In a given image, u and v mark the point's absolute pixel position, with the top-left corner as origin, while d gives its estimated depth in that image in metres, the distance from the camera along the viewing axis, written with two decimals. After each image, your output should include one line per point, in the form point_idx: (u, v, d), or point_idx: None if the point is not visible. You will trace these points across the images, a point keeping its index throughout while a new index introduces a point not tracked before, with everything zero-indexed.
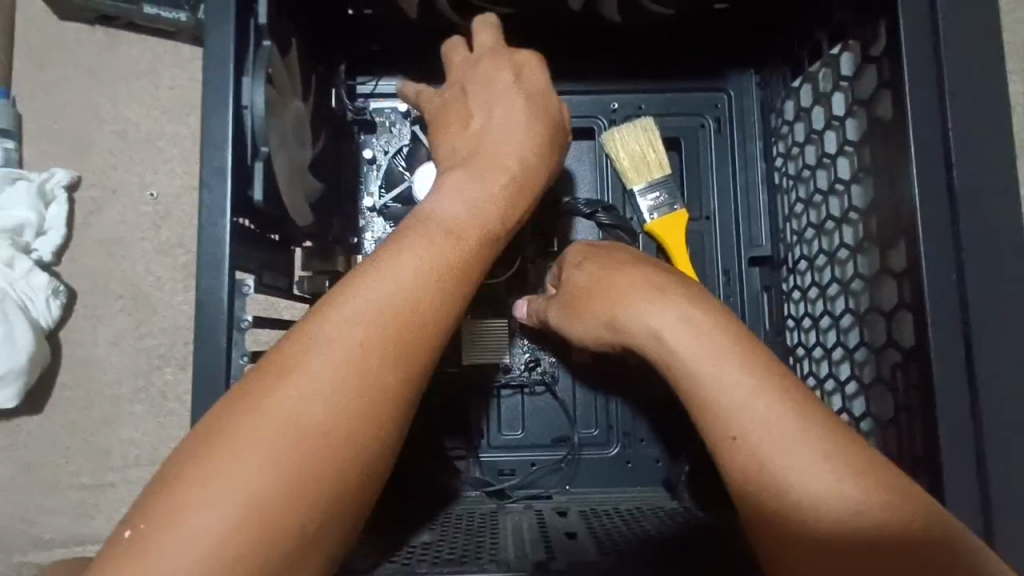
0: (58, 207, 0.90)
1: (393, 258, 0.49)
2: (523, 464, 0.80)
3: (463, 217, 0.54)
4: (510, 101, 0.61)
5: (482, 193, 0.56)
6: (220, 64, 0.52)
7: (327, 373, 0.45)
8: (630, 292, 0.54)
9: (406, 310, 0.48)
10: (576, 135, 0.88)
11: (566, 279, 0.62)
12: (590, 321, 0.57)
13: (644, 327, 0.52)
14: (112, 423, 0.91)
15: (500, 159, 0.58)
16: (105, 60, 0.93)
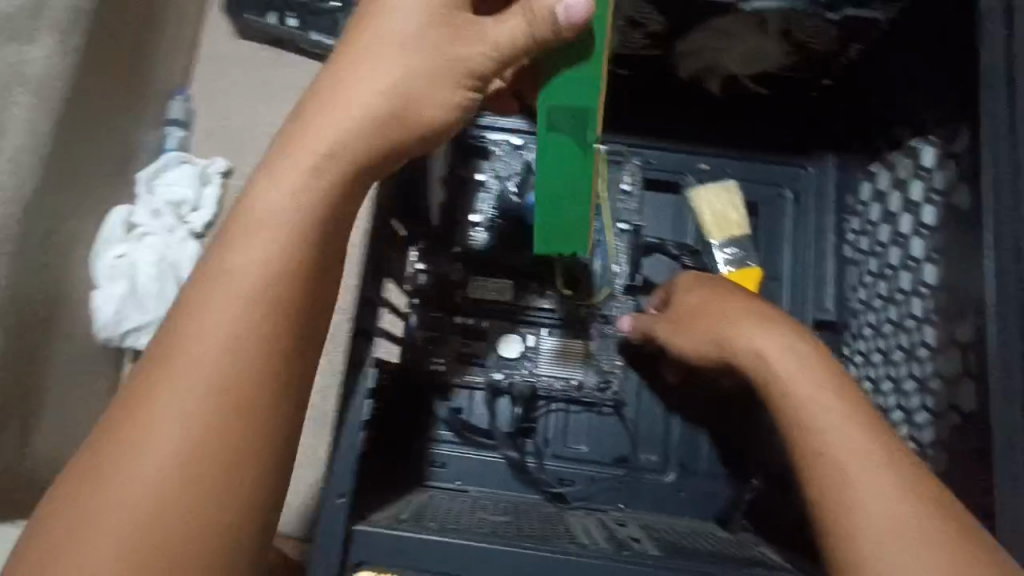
0: (213, 189, 1.03)
1: (227, 263, 0.50)
2: (583, 478, 0.86)
3: (298, 193, 0.51)
4: (359, 51, 0.54)
5: (302, 181, 0.51)
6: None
7: (178, 383, 0.48)
8: (737, 317, 0.63)
9: (250, 312, 0.49)
10: (664, 187, 0.95)
11: (676, 300, 0.72)
12: (698, 339, 0.67)
13: (752, 348, 0.61)
14: None
15: (334, 119, 0.52)
16: (269, 74, 1.09)
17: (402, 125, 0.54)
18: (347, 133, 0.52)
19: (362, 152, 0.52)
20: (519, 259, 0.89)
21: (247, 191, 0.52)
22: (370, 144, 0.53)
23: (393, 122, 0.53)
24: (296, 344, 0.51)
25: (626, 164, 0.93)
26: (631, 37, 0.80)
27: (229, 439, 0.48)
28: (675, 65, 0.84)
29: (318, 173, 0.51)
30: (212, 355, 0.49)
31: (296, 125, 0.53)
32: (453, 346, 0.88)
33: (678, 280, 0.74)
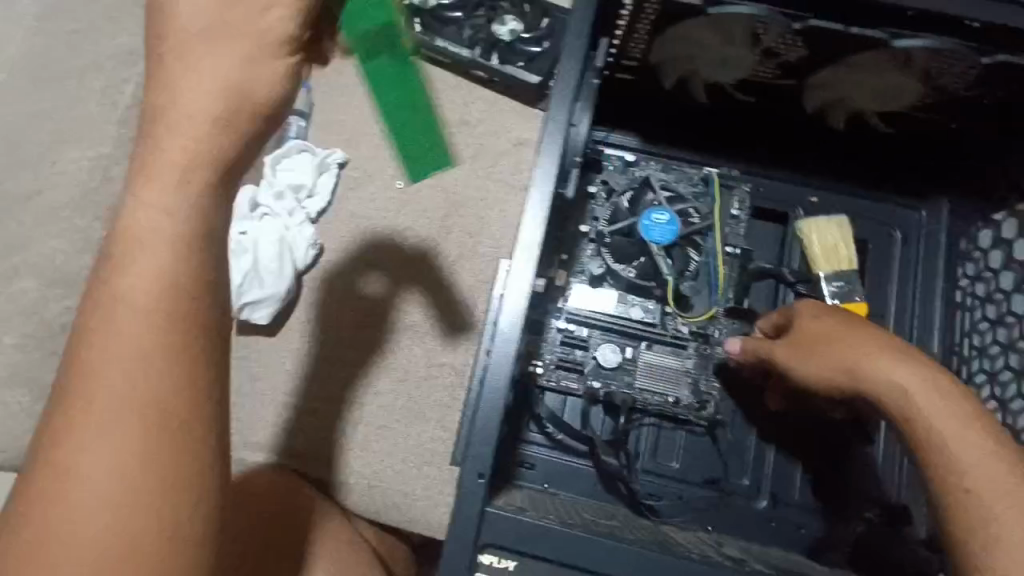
0: (330, 178, 1.04)
1: (116, 284, 0.45)
2: (671, 494, 0.86)
3: (158, 216, 0.45)
4: (171, 49, 0.46)
5: (154, 192, 0.45)
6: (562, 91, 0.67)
7: (106, 427, 0.44)
8: (874, 348, 0.60)
9: (146, 348, 0.45)
10: (771, 216, 0.96)
11: (795, 326, 0.68)
12: (827, 367, 0.63)
13: (894, 382, 0.58)
14: (321, 361, 0.98)
15: (193, 117, 0.45)
16: (389, 72, 1.10)
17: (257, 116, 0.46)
18: (211, 136, 0.45)
19: (205, 156, 0.45)
20: (627, 272, 0.90)
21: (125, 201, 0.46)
22: (223, 136, 0.45)
23: (244, 106, 0.46)
24: (203, 348, 0.46)
25: (736, 189, 0.93)
26: (763, 67, 0.81)
27: (157, 480, 0.45)
28: (804, 95, 0.85)
29: (183, 185, 0.45)
30: (107, 400, 0.44)
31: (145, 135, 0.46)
32: (552, 352, 0.89)
33: (796, 304, 0.71)
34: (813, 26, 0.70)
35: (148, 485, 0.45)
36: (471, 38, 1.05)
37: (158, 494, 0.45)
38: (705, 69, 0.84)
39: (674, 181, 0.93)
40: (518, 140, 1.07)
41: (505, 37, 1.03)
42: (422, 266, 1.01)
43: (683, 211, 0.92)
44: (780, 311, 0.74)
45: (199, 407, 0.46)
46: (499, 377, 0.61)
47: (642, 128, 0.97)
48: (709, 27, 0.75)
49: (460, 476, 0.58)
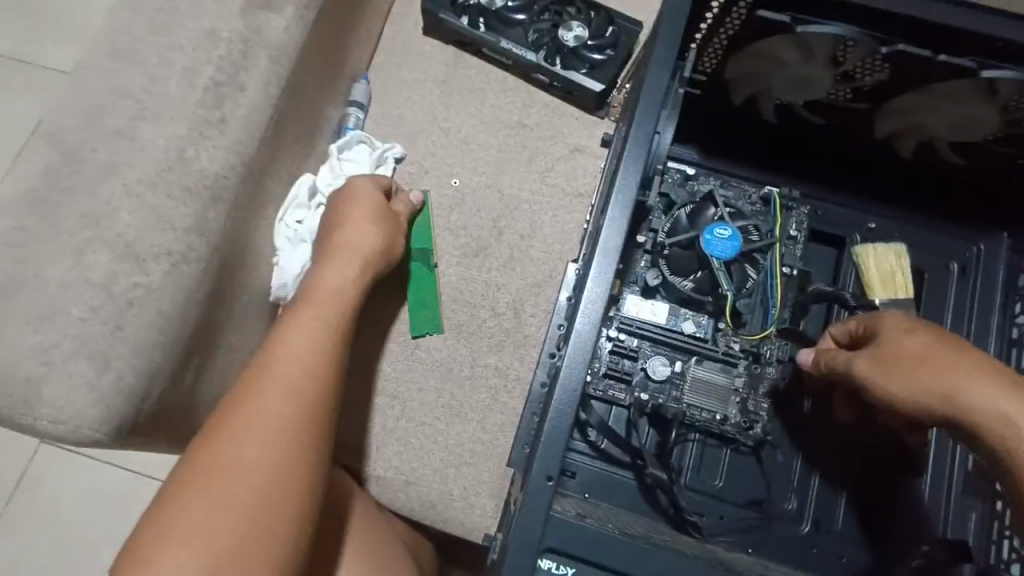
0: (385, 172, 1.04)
1: (295, 325, 0.77)
2: (714, 513, 0.85)
3: (338, 284, 0.84)
4: (348, 208, 0.92)
5: (339, 269, 0.86)
6: (651, 101, 0.69)
7: (265, 421, 0.68)
8: (970, 372, 0.61)
9: (307, 361, 0.74)
10: (828, 240, 0.96)
11: (879, 339, 0.69)
12: (919, 386, 0.63)
13: (995, 409, 0.58)
14: (365, 352, 0.96)
15: (361, 240, 0.89)
16: (450, 74, 1.13)
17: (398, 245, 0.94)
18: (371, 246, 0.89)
19: (371, 258, 0.89)
20: (684, 284, 0.89)
21: (312, 277, 0.84)
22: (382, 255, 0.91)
23: (393, 240, 0.92)
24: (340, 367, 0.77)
25: (796, 209, 0.93)
26: (837, 89, 0.81)
27: (288, 459, 0.67)
28: (875, 121, 0.85)
29: (359, 270, 0.87)
30: (268, 393, 0.70)
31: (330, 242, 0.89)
32: (602, 359, 0.89)
33: (879, 316, 0.71)
34: (901, 50, 0.72)
35: (286, 451, 0.67)
36: (535, 41, 1.08)
37: (295, 455, 0.67)
38: (776, 88, 0.85)
39: (735, 199, 0.93)
40: (574, 146, 1.08)
41: (570, 42, 1.07)
42: (472, 264, 1.00)
43: (744, 228, 0.91)
44: (860, 319, 0.74)
45: (326, 408, 0.72)
46: (574, 376, 0.61)
47: (702, 143, 0.98)
48: (792, 45, 0.76)
49: (529, 475, 0.58)
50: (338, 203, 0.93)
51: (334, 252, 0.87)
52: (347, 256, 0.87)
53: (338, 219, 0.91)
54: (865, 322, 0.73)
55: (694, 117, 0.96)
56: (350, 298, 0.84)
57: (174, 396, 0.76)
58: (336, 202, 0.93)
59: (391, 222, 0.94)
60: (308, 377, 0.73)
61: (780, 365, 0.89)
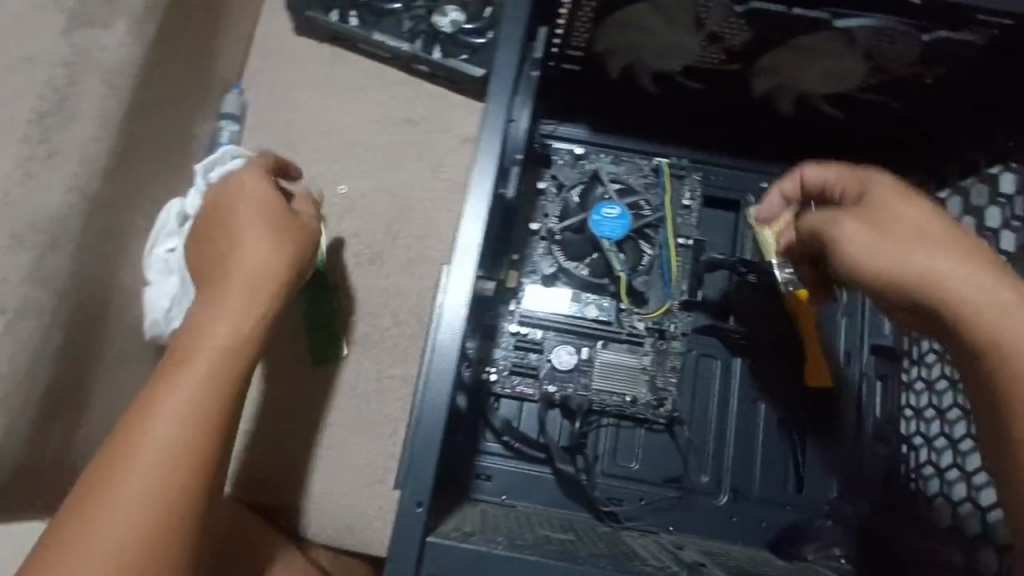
0: None
1: (178, 373, 0.62)
2: (632, 496, 0.84)
3: (222, 326, 0.67)
4: (236, 219, 0.74)
5: (231, 299, 0.68)
6: (503, 83, 0.63)
7: (130, 493, 0.57)
8: (961, 244, 0.57)
9: (186, 419, 0.60)
10: (724, 205, 0.94)
11: (870, 197, 0.63)
12: (912, 253, 0.58)
13: (992, 300, 0.55)
14: (269, 379, 0.92)
15: (255, 259, 0.71)
16: (327, 73, 1.06)
17: (305, 250, 0.75)
18: (268, 266, 0.71)
19: (275, 278, 0.71)
20: (580, 270, 0.88)
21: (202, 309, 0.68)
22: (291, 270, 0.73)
23: (299, 249, 0.74)
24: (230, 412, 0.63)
25: (686, 179, 0.92)
26: (708, 52, 0.78)
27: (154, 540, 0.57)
28: (750, 82, 0.83)
29: (256, 295, 0.69)
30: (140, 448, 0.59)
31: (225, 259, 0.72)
32: (505, 356, 0.87)
33: (867, 171, 0.65)
34: (756, 7, 0.69)
35: (152, 530, 0.57)
36: (411, 30, 1.02)
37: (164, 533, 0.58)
38: (649, 56, 0.81)
39: (625, 174, 0.92)
40: (464, 136, 1.03)
41: (446, 28, 1.00)
42: (368, 273, 0.96)
43: (635, 204, 0.89)
44: (841, 170, 0.68)
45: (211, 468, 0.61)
46: (440, 392, 0.57)
47: (588, 119, 0.94)
48: (652, 13, 0.73)
49: (398, 504, 0.55)
50: (224, 220, 0.75)
51: (223, 283, 0.70)
52: (240, 282, 0.69)
53: (228, 234, 0.74)
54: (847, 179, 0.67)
55: (577, 93, 0.92)
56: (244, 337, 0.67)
57: (40, 461, 0.71)
58: (216, 214, 0.76)
59: (281, 232, 0.73)
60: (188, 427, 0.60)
61: (685, 338, 0.88)
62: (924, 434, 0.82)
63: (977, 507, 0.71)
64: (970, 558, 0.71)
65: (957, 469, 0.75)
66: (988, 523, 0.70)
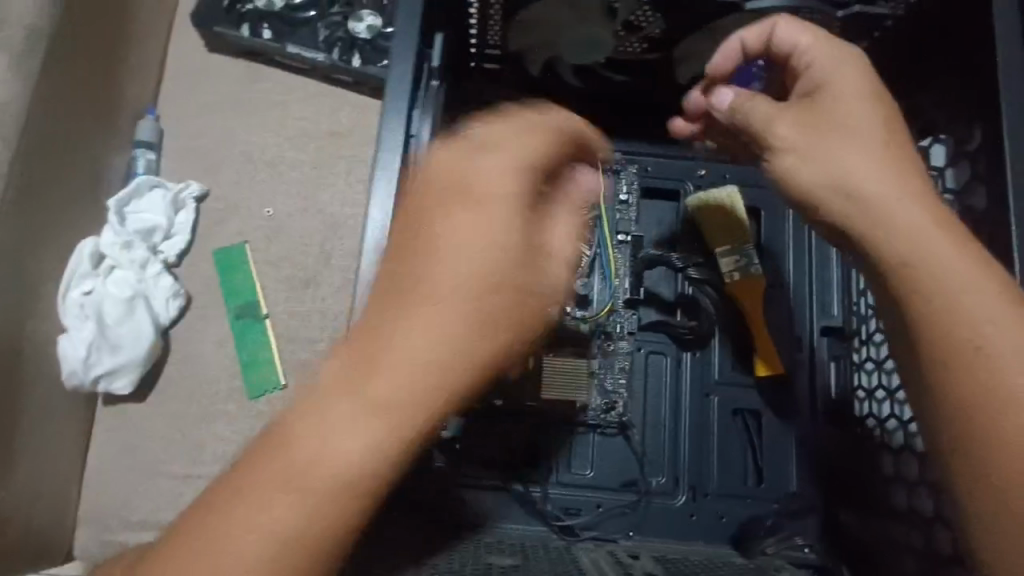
0: (187, 215, 0.94)
1: (333, 456, 0.43)
2: (589, 505, 0.82)
3: (353, 446, 0.44)
4: (440, 232, 0.48)
5: (411, 386, 0.44)
6: (396, 97, 0.58)
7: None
8: (900, 171, 0.54)
9: (300, 523, 0.43)
10: (663, 196, 0.92)
11: (838, 90, 0.57)
12: (852, 169, 0.55)
13: (926, 252, 0.52)
14: (207, 418, 0.88)
15: (443, 320, 0.45)
16: (244, 89, 1.01)
17: (524, 306, 0.48)
18: (457, 343, 0.45)
19: (472, 352, 0.45)
20: None
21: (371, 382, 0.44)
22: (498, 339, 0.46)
23: (524, 308, 0.48)
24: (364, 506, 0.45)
25: (622, 173, 0.89)
26: (627, 42, 0.75)
27: None
28: (674, 70, 0.79)
29: (445, 374, 0.45)
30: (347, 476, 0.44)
31: (403, 298, 0.46)
32: None
33: (847, 52, 0.58)
34: None
35: None
36: (327, 39, 0.97)
37: None
38: (565, 48, 0.77)
39: None
40: None
41: (363, 35, 0.96)
42: (303, 297, 0.92)
43: None
44: (816, 37, 0.59)
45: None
46: None
47: None
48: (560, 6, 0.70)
49: None
50: (479, 201, 0.48)
51: (378, 367, 0.44)
52: (438, 351, 0.45)
53: (427, 261, 0.47)
54: (827, 54, 0.58)
55: (499, 94, 0.88)
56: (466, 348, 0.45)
57: None
58: (419, 229, 0.49)
59: (544, 237, 0.51)
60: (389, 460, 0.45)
61: (632, 338, 0.86)
62: (876, 416, 0.81)
63: (929, 490, 0.69)
64: (925, 542, 0.70)
65: (910, 451, 0.74)
66: (939, 506, 0.68)
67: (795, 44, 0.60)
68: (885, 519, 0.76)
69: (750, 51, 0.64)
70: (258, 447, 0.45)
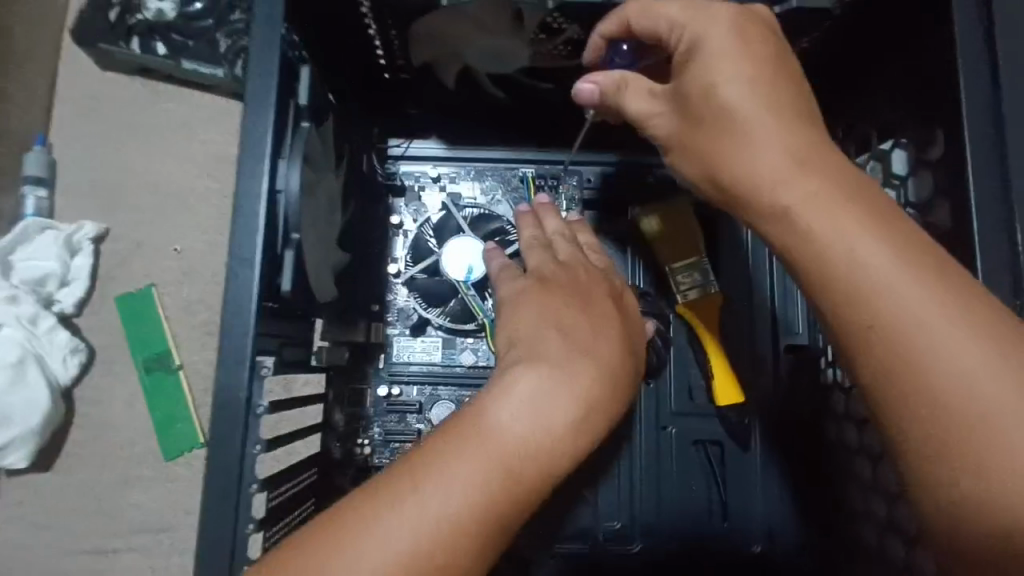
0: (83, 259, 0.85)
1: (507, 430, 0.43)
2: (541, 556, 0.77)
3: (531, 424, 0.44)
4: (588, 297, 0.55)
5: (579, 388, 0.46)
6: (253, 148, 0.49)
7: (386, 553, 0.39)
8: (816, 154, 0.46)
9: (480, 505, 0.41)
10: (607, 210, 0.84)
11: (725, 59, 0.47)
12: (769, 172, 0.46)
13: (848, 255, 0.43)
14: (120, 485, 0.80)
15: (597, 342, 0.50)
16: (143, 112, 0.90)
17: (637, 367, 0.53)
18: (619, 373, 0.49)
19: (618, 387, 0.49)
20: (442, 317, 0.76)
21: (521, 378, 0.46)
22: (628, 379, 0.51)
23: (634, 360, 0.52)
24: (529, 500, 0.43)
25: (559, 188, 0.82)
26: (548, 47, 0.65)
27: None
28: None
29: (600, 379, 0.48)
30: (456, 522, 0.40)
31: (557, 316, 0.51)
32: (377, 423, 0.78)
33: (720, 13, 0.49)
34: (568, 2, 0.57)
35: None
36: (228, 49, 0.84)
37: None
38: (475, 61, 0.69)
39: (487, 193, 0.82)
40: None
41: None
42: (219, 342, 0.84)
43: (501, 231, 0.77)
44: (684, 7, 0.50)
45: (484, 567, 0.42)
46: (219, 540, 0.47)
47: (437, 129, 0.83)
48: (455, 18, 0.61)
49: None
50: (631, 317, 0.56)
51: (549, 362, 0.47)
52: (594, 374, 0.48)
53: (571, 324, 0.51)
54: (701, 18, 0.49)
55: (419, 105, 0.80)
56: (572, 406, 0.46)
57: None
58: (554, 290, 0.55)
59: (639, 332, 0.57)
60: (491, 524, 0.41)
61: None
62: (844, 444, 0.71)
63: (901, 535, 0.61)
64: None
65: (878, 489, 0.65)
66: (914, 555, 0.60)
67: (661, 25, 0.51)
68: (862, 562, 0.69)
69: (613, 37, 0.56)
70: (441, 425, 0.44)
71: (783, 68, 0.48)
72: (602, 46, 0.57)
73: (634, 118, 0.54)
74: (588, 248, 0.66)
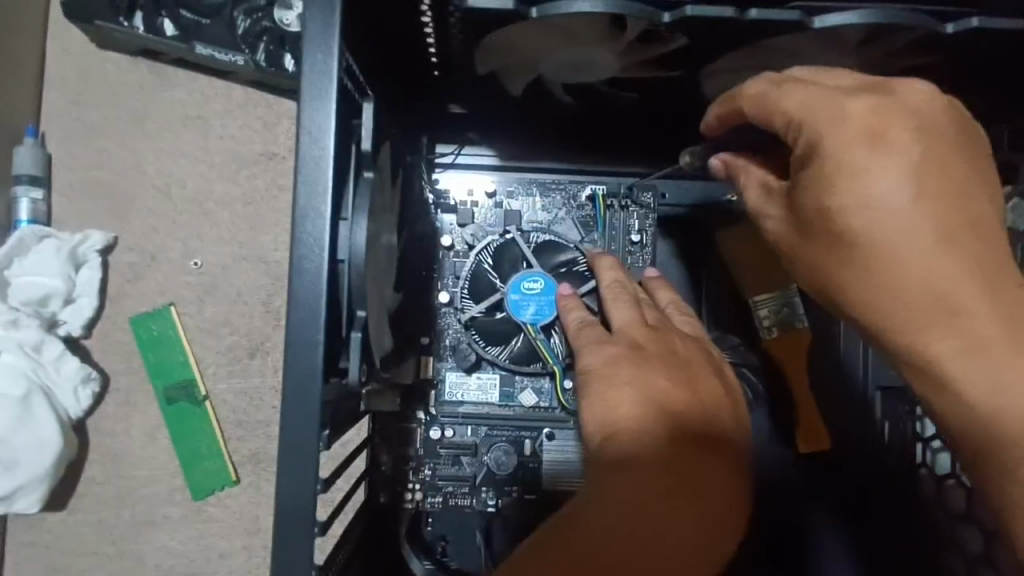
0: (90, 274, 0.75)
1: (618, 506, 0.52)
2: None
3: (640, 497, 0.53)
4: (685, 361, 0.59)
5: (678, 463, 0.54)
6: (314, 210, 0.42)
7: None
8: (958, 250, 0.40)
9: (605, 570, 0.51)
10: (680, 228, 0.75)
11: (857, 177, 0.40)
12: (903, 306, 0.42)
13: (977, 357, 0.40)
14: (145, 526, 0.74)
15: (695, 412, 0.56)
16: (150, 100, 0.78)
17: (736, 427, 0.58)
18: (720, 440, 0.56)
19: (717, 453, 0.56)
20: (503, 355, 0.70)
21: (627, 459, 0.54)
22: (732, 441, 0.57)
23: (731, 422, 0.58)
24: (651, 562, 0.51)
25: (631, 207, 0.71)
26: (643, 60, 0.55)
27: None
28: (701, 85, 0.59)
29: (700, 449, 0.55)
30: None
31: (655, 392, 0.56)
32: (429, 465, 0.72)
33: (855, 109, 0.41)
34: (684, 16, 0.47)
35: None
36: (248, 33, 0.71)
37: None
38: (551, 74, 0.58)
39: (550, 212, 0.72)
40: None
41: (294, 27, 0.70)
42: (249, 370, 0.75)
43: (571, 261, 0.69)
44: (802, 98, 0.43)
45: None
46: None
47: (491, 133, 0.73)
48: (540, 32, 0.50)
49: None
50: (725, 377, 0.61)
51: (650, 441, 0.54)
52: (691, 448, 0.55)
53: (671, 397, 0.56)
54: (829, 117, 0.41)
55: (468, 104, 0.69)
56: (661, 501, 0.53)
57: None
58: (652, 356, 0.58)
59: (734, 392, 0.61)
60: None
61: None
62: (943, 506, 0.64)
63: None
64: None
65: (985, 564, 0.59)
66: None
67: (786, 103, 0.44)
68: None
69: (725, 120, 0.50)
70: (565, 507, 0.54)
71: (929, 157, 0.40)
72: (722, 129, 0.51)
73: (744, 200, 0.50)
74: (674, 309, 0.65)
